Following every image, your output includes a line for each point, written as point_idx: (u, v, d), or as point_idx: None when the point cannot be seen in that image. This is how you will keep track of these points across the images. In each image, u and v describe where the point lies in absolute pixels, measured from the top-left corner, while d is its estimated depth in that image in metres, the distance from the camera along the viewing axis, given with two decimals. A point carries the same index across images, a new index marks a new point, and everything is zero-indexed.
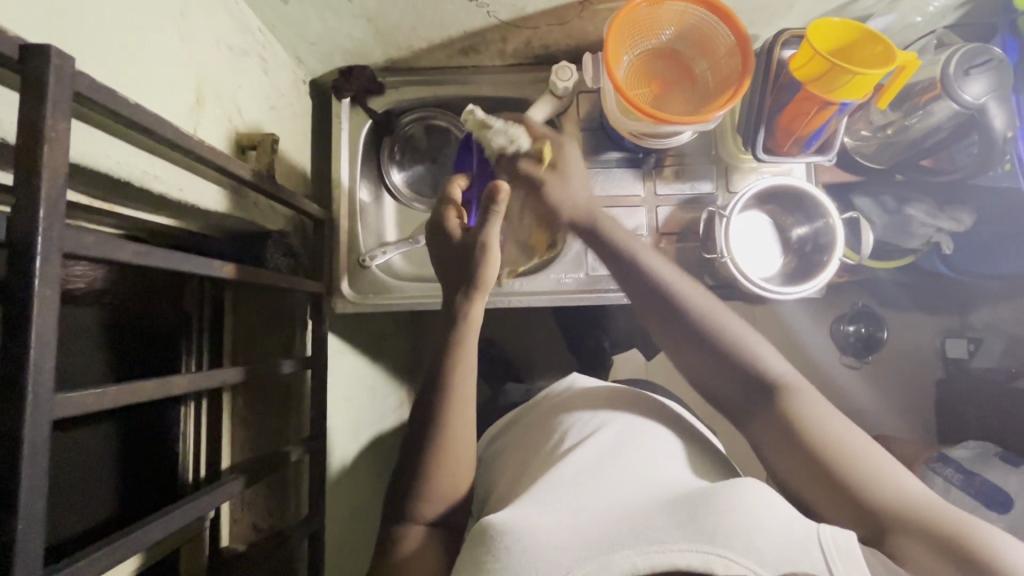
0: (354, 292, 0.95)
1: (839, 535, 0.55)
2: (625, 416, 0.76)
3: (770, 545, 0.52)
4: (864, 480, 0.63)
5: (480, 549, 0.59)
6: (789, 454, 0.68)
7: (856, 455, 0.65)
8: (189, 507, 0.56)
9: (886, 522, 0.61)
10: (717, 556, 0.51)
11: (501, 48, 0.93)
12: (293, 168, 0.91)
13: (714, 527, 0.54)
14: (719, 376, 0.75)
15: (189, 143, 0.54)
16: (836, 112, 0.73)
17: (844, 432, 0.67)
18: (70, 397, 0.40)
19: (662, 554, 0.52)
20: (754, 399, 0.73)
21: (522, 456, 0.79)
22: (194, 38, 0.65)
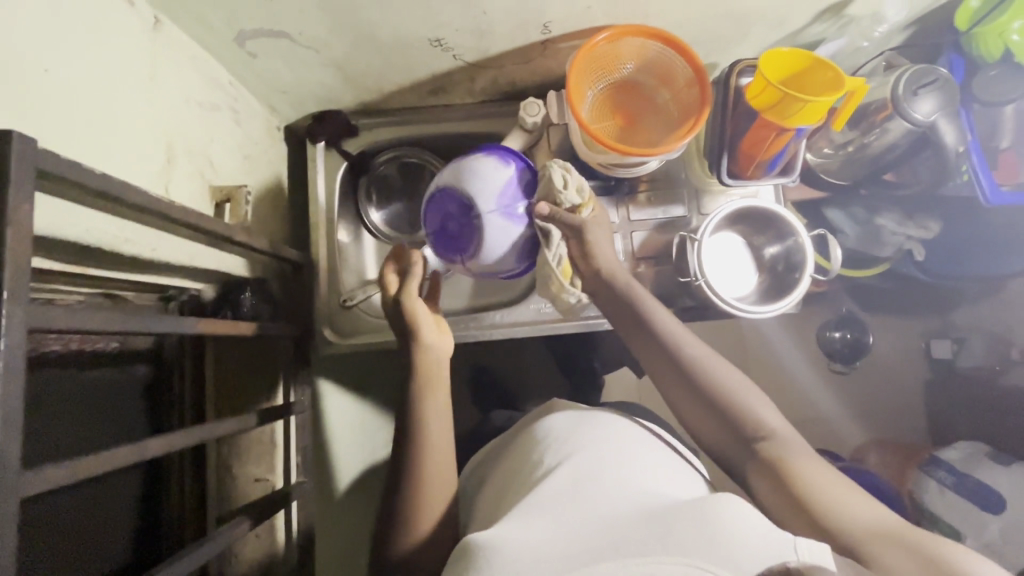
0: (337, 334, 0.96)
1: (815, 544, 0.55)
2: (609, 433, 0.76)
3: (748, 557, 0.52)
4: (839, 507, 0.62)
5: (463, 563, 0.59)
6: (771, 489, 0.68)
7: (836, 490, 0.65)
8: (175, 567, 0.53)
9: (859, 543, 0.59)
10: (698, 568, 0.51)
11: (470, 87, 0.96)
12: (270, 215, 0.92)
13: (692, 540, 0.53)
14: (714, 423, 0.75)
15: (159, 205, 0.55)
16: (794, 136, 0.76)
17: (825, 474, 0.66)
18: (38, 474, 0.40)
19: (641, 567, 0.52)
20: (746, 449, 0.73)
21: (506, 476, 0.78)
22: (163, 100, 0.66)
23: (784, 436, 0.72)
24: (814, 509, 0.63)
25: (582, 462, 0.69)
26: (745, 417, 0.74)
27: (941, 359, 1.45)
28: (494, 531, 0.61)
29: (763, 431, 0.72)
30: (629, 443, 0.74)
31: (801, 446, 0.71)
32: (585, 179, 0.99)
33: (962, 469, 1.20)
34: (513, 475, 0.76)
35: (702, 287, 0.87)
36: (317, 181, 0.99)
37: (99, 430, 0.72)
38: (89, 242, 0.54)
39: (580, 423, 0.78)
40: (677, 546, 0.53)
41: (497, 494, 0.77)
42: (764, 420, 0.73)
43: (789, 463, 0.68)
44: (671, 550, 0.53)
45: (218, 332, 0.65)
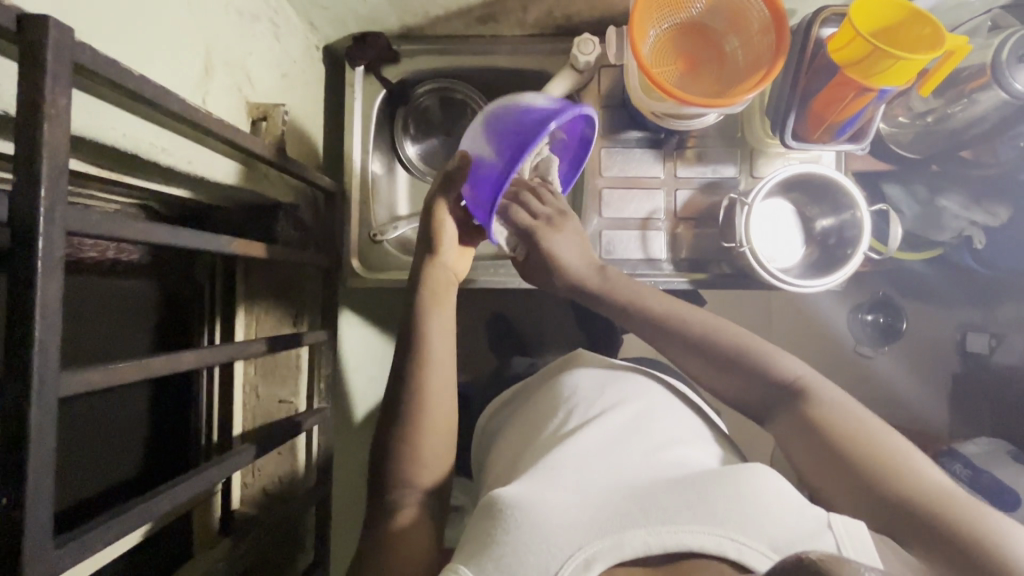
0: (364, 267, 0.95)
1: (851, 525, 0.57)
2: (630, 400, 0.75)
3: (782, 531, 0.54)
4: (874, 463, 0.62)
5: (487, 521, 0.60)
6: (801, 446, 0.68)
7: (877, 447, 0.63)
8: (200, 477, 0.55)
9: (901, 510, 0.59)
10: (733, 541, 0.53)
11: (521, 18, 0.89)
12: (306, 140, 0.89)
13: (727, 512, 0.55)
14: (736, 388, 0.75)
15: (196, 115, 0.53)
16: (875, 98, 0.69)
17: (859, 422, 0.66)
18: (75, 376, 0.40)
19: (673, 535, 0.54)
20: (777, 402, 0.72)
21: (525, 430, 0.79)
22: (203, 4, 0.63)
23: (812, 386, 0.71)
24: (850, 467, 0.63)
25: (602, 428, 0.69)
26: (766, 371, 0.73)
27: (975, 353, 1.41)
28: (517, 490, 0.61)
29: (787, 380, 0.72)
30: (653, 412, 0.74)
31: (832, 390, 0.70)
32: (633, 129, 0.93)
33: (981, 465, 1.18)
34: (531, 433, 0.77)
35: (745, 254, 0.83)
36: (354, 108, 0.95)
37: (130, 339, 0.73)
38: (126, 149, 0.52)
39: (604, 387, 0.77)
40: (711, 517, 0.55)
41: (518, 442, 0.78)
42: (784, 371, 0.73)
43: (818, 415, 0.68)
44: (705, 520, 0.55)
45: (250, 253, 0.66)
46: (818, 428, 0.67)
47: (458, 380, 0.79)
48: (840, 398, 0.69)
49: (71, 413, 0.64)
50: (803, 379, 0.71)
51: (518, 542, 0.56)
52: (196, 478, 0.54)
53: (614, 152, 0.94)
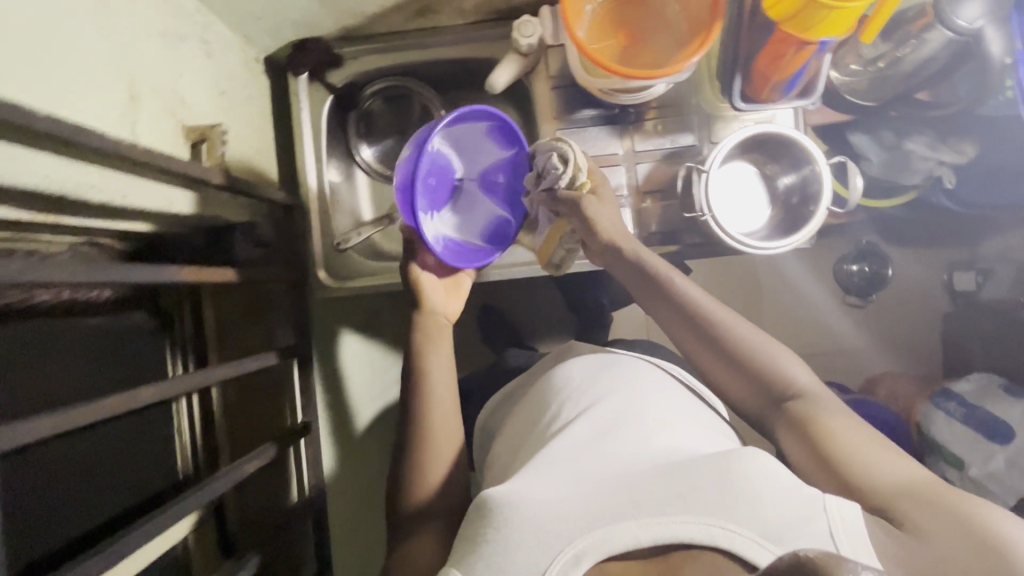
0: (330, 277, 0.94)
1: (845, 509, 0.56)
2: (620, 391, 0.74)
3: (772, 516, 0.54)
4: (865, 462, 0.62)
5: (477, 518, 0.61)
6: (798, 444, 0.68)
7: (867, 450, 0.63)
8: (154, 523, 0.54)
9: (887, 500, 0.59)
10: (723, 530, 0.53)
11: (459, 6, 0.87)
12: (255, 156, 0.88)
13: (718, 502, 0.55)
14: (742, 381, 0.73)
15: (120, 147, 0.52)
16: (816, 52, 0.68)
17: (851, 425, 0.66)
18: (12, 429, 0.40)
19: (666, 526, 0.55)
20: (773, 404, 0.72)
21: (519, 429, 0.79)
22: (121, 31, 0.61)
23: (813, 392, 0.70)
24: (838, 462, 0.63)
25: (591, 418, 0.70)
26: (772, 372, 0.71)
27: (963, 291, 1.42)
28: (507, 489, 0.62)
29: (790, 376, 0.71)
30: (647, 397, 0.73)
31: (830, 397, 0.70)
32: (586, 107, 0.92)
33: (974, 402, 1.19)
34: (526, 431, 0.77)
35: (708, 222, 0.82)
36: (302, 117, 0.93)
37: (91, 380, 0.72)
38: (51, 190, 0.51)
39: (597, 377, 0.77)
40: (702, 507, 0.55)
41: (510, 445, 0.78)
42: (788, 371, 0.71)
43: (818, 418, 0.67)
44: (695, 510, 0.55)
45: (204, 278, 0.66)
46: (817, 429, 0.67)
47: (438, 397, 0.79)
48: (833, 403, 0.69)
49: (28, 463, 0.64)
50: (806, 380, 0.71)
51: (507, 540, 0.57)
52: (148, 525, 0.53)
53: (570, 133, 0.92)
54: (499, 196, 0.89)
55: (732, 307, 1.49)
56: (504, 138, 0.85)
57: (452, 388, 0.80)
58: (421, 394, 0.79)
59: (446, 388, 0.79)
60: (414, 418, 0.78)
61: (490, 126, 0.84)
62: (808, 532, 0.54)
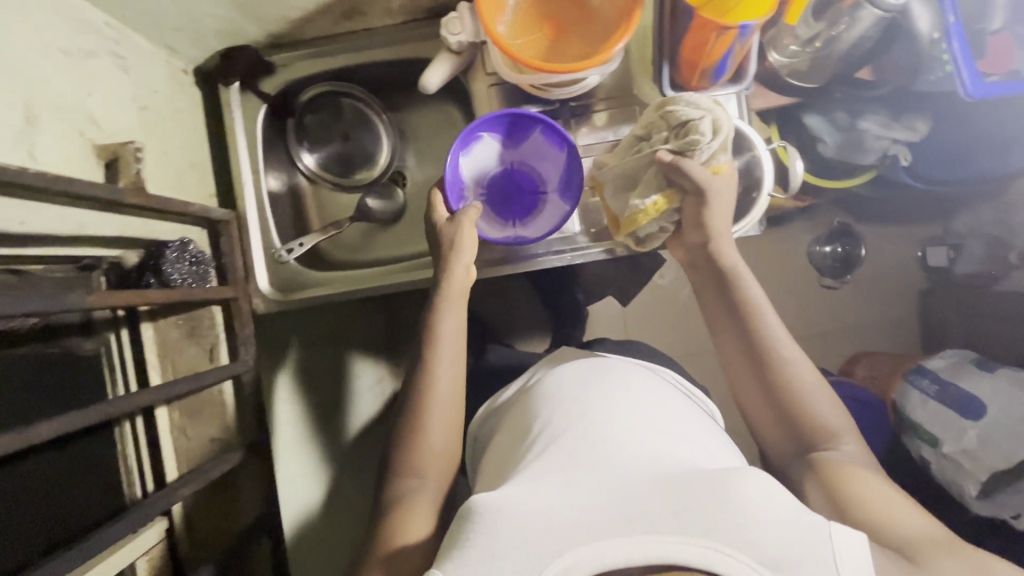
0: (273, 290, 0.93)
1: (852, 540, 0.55)
2: (634, 401, 0.72)
3: (771, 541, 0.53)
4: (878, 508, 0.64)
5: (463, 522, 0.60)
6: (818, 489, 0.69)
7: (879, 497, 0.65)
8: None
9: (899, 543, 0.60)
10: (720, 553, 0.51)
11: (387, 6, 0.85)
12: (188, 171, 0.86)
13: (717, 524, 0.53)
14: (770, 410, 0.76)
15: (9, 173, 0.50)
16: (739, 37, 0.66)
17: (866, 474, 0.68)
18: None
19: (658, 545, 0.52)
20: (800, 446, 0.74)
21: (512, 433, 0.77)
22: (13, 53, 0.59)
23: (837, 433, 0.73)
24: (853, 501, 0.65)
25: (594, 428, 0.67)
26: (800, 406, 0.74)
27: (936, 266, 1.42)
28: (503, 495, 0.60)
29: (815, 417, 0.74)
30: (653, 411, 0.72)
31: (850, 443, 0.72)
32: (526, 103, 0.89)
33: (947, 378, 1.19)
34: (514, 439, 0.75)
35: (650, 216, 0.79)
36: (236, 128, 0.91)
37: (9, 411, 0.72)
38: None
39: (593, 387, 0.75)
40: (701, 529, 0.53)
41: (500, 455, 0.76)
42: (828, 419, 0.73)
43: (836, 461, 0.70)
44: (694, 532, 0.53)
45: (122, 302, 0.64)
46: (834, 472, 0.69)
47: (435, 407, 0.76)
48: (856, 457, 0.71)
49: None
50: (830, 424, 0.73)
51: (500, 547, 0.55)
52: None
53: None
54: (573, 195, 0.84)
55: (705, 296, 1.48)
56: (556, 138, 0.82)
57: (455, 392, 0.78)
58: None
59: (447, 399, 0.76)
60: (400, 428, 0.77)
61: (541, 130, 0.83)
62: (808, 557, 0.52)
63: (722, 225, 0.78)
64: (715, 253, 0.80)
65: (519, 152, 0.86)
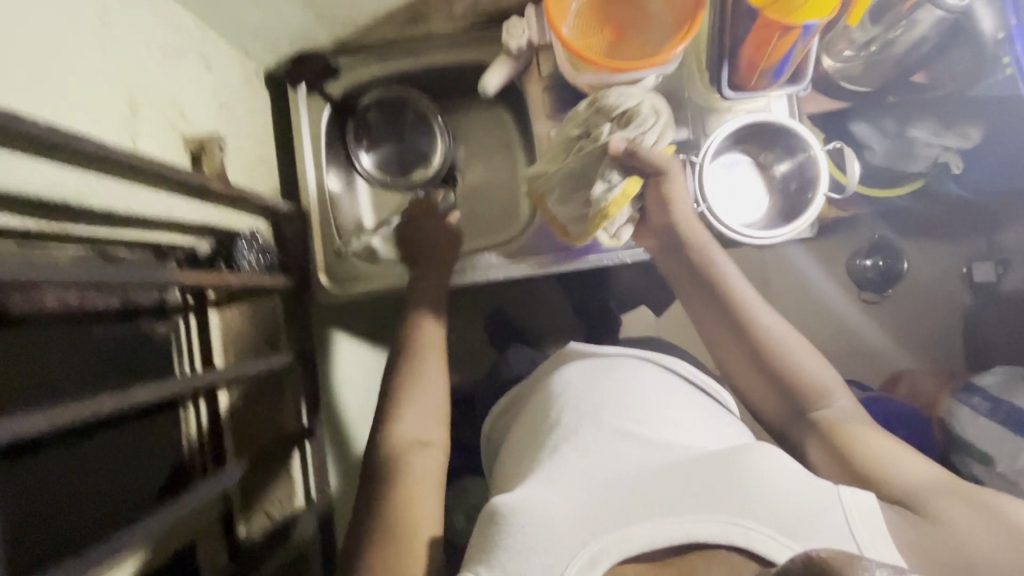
0: (331, 282, 0.96)
1: (865, 507, 0.56)
2: (623, 385, 0.75)
3: (786, 509, 0.55)
4: (884, 461, 0.65)
5: (484, 527, 0.60)
6: (820, 450, 0.71)
7: (882, 449, 0.67)
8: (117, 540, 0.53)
9: (909, 495, 0.61)
10: (739, 527, 0.53)
11: (449, 12, 0.89)
12: (257, 166, 0.90)
13: (731, 495, 0.55)
14: (763, 387, 0.78)
15: (121, 154, 0.54)
16: (802, 36, 0.68)
17: (864, 429, 0.70)
18: (13, 423, 0.41)
19: (682, 526, 0.54)
20: (798, 415, 0.75)
21: (524, 427, 0.79)
22: (120, 47, 0.63)
23: (828, 393, 0.75)
24: (861, 462, 0.66)
25: (599, 419, 0.69)
26: (791, 375, 0.76)
27: (982, 282, 1.39)
28: (519, 494, 0.60)
29: (806, 385, 0.76)
30: (649, 395, 0.74)
31: (842, 402, 0.74)
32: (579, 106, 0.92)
33: (998, 394, 1.13)
34: (527, 437, 0.76)
35: (705, 214, 0.84)
36: (301, 127, 0.95)
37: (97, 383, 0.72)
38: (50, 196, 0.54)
39: (595, 382, 0.76)
40: (719, 505, 0.55)
41: (513, 447, 0.79)
42: (819, 379, 0.76)
43: (833, 422, 0.71)
44: (712, 509, 0.55)
45: (204, 281, 0.66)
46: (835, 433, 0.70)
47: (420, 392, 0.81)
48: (855, 413, 0.73)
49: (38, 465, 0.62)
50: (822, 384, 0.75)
51: (522, 545, 0.55)
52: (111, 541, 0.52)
53: None
54: None
55: None
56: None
57: (438, 371, 0.84)
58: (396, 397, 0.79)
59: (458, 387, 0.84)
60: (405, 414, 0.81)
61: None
62: (821, 530, 0.54)
63: (684, 207, 0.81)
64: (694, 240, 0.82)
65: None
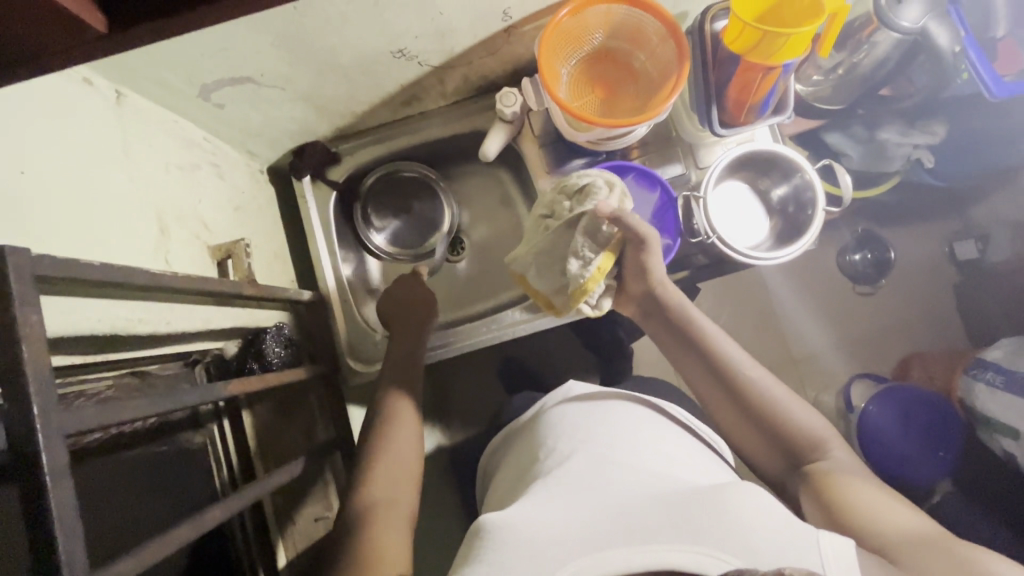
0: (361, 362, 0.96)
1: (838, 541, 0.51)
2: (613, 419, 0.70)
3: (767, 547, 0.49)
4: (871, 515, 0.59)
5: (469, 547, 0.57)
6: (810, 495, 0.66)
7: (874, 504, 0.61)
8: None
9: (889, 547, 0.56)
10: (716, 559, 0.48)
11: (442, 90, 0.93)
12: (273, 260, 0.92)
13: (710, 529, 0.50)
14: (751, 433, 0.73)
15: (162, 280, 0.55)
16: (782, 73, 0.74)
17: (862, 481, 0.64)
18: (108, 571, 0.41)
19: (656, 554, 0.49)
20: (789, 462, 0.71)
21: (518, 464, 0.73)
22: (144, 173, 0.66)
23: (829, 445, 0.69)
24: (843, 510, 0.61)
25: (595, 449, 0.64)
26: (779, 420, 0.71)
27: (968, 259, 1.43)
28: (505, 516, 0.57)
29: (807, 437, 0.70)
30: (641, 429, 0.68)
31: (843, 455, 0.68)
32: (575, 158, 0.95)
33: (1009, 367, 1.13)
34: (518, 475, 0.70)
35: (716, 243, 0.85)
36: (310, 215, 0.97)
37: (151, 517, 0.70)
38: (103, 331, 0.54)
39: (591, 411, 0.72)
40: (700, 537, 0.49)
41: (509, 490, 0.71)
42: (812, 429, 0.71)
43: (827, 471, 0.66)
44: (686, 539, 0.49)
45: (250, 387, 0.66)
46: (826, 482, 0.65)
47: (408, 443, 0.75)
48: (849, 462, 0.67)
49: None
50: (821, 436, 0.70)
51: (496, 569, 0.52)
52: None
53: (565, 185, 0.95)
54: (670, 230, 0.89)
55: (751, 317, 1.47)
56: (647, 182, 0.90)
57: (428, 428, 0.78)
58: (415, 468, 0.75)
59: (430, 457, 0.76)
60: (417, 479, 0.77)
61: (632, 177, 0.91)
62: (801, 560, 0.49)
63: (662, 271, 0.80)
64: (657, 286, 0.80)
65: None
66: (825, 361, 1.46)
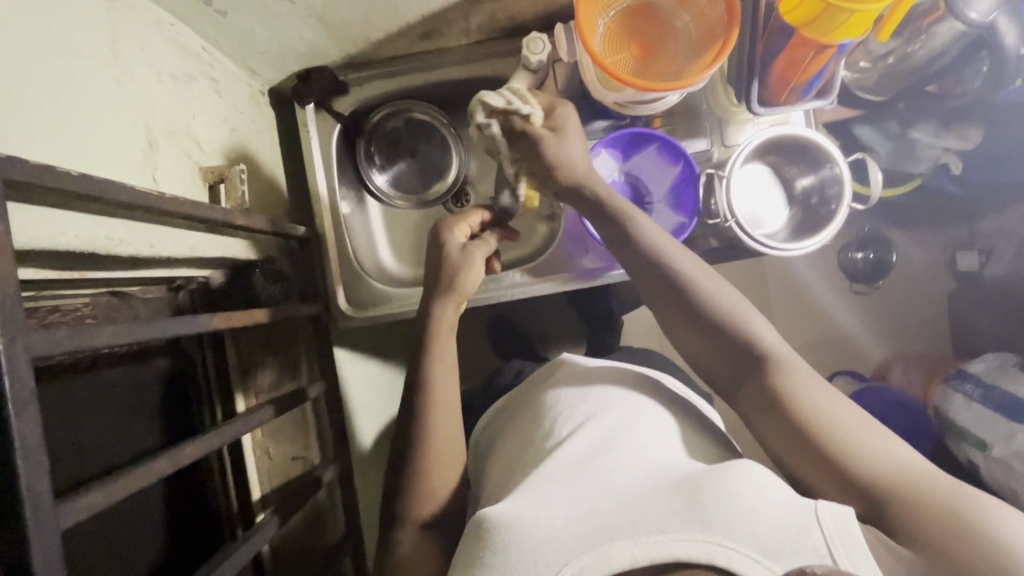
0: (351, 306, 0.92)
1: (838, 512, 0.50)
2: (618, 402, 0.68)
3: (772, 530, 0.48)
4: (851, 447, 0.56)
5: (474, 543, 0.55)
6: (772, 420, 0.61)
7: (846, 430, 0.57)
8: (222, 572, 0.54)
9: (875, 487, 0.53)
10: (718, 546, 0.46)
11: (465, 26, 0.86)
12: (267, 190, 0.87)
13: (713, 512, 0.48)
14: (707, 345, 0.68)
15: (148, 200, 0.51)
16: (835, 53, 0.70)
17: (825, 395, 0.60)
18: (73, 503, 0.40)
19: (661, 545, 0.47)
20: (743, 372, 0.65)
21: (519, 437, 0.72)
22: (133, 78, 0.60)
23: (781, 352, 0.64)
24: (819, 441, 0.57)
25: (594, 435, 0.63)
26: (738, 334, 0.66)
27: (966, 270, 1.39)
28: (504, 507, 0.55)
29: (754, 349, 0.65)
30: (639, 411, 0.67)
31: (794, 360, 0.64)
32: (597, 119, 0.90)
33: (991, 382, 1.15)
34: (519, 447, 0.70)
35: (732, 227, 0.81)
36: (311, 146, 0.92)
37: (121, 443, 0.69)
38: (81, 249, 0.51)
39: (587, 392, 0.70)
40: (700, 521, 0.48)
41: (507, 462, 0.69)
42: (762, 338, 0.66)
43: (785, 385, 0.61)
44: (689, 525, 0.48)
45: (234, 324, 0.63)
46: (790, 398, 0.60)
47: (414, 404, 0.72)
48: (807, 372, 0.62)
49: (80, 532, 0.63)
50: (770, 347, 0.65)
51: (502, 567, 0.50)
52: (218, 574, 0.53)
53: None
54: (687, 208, 0.86)
55: None
56: (670, 155, 0.85)
57: (450, 388, 0.73)
58: (406, 422, 0.73)
59: (448, 412, 0.72)
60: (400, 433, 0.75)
61: (655, 147, 0.86)
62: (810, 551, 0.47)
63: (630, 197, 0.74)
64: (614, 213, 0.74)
65: (629, 165, 0.89)
66: (812, 353, 1.47)
